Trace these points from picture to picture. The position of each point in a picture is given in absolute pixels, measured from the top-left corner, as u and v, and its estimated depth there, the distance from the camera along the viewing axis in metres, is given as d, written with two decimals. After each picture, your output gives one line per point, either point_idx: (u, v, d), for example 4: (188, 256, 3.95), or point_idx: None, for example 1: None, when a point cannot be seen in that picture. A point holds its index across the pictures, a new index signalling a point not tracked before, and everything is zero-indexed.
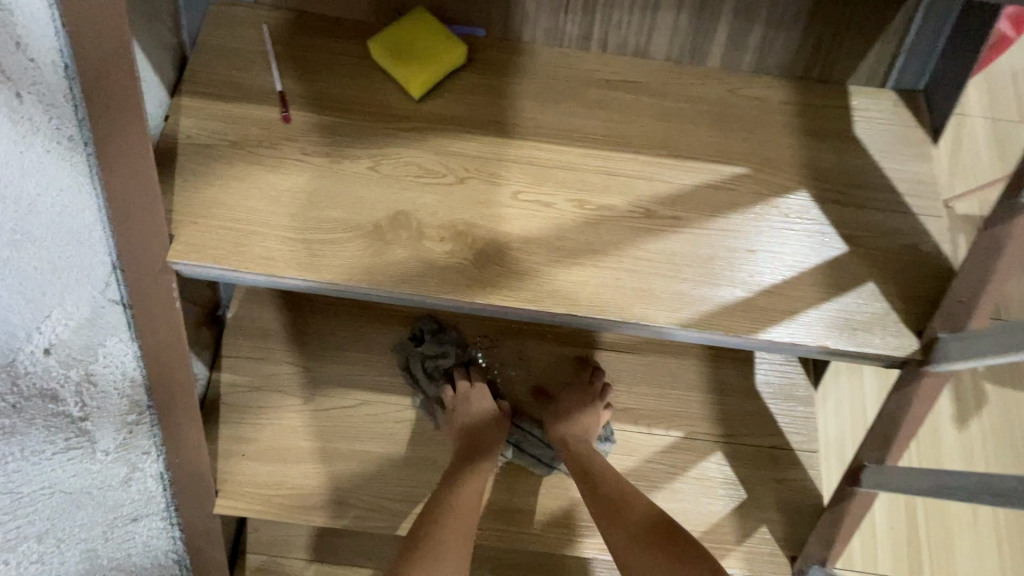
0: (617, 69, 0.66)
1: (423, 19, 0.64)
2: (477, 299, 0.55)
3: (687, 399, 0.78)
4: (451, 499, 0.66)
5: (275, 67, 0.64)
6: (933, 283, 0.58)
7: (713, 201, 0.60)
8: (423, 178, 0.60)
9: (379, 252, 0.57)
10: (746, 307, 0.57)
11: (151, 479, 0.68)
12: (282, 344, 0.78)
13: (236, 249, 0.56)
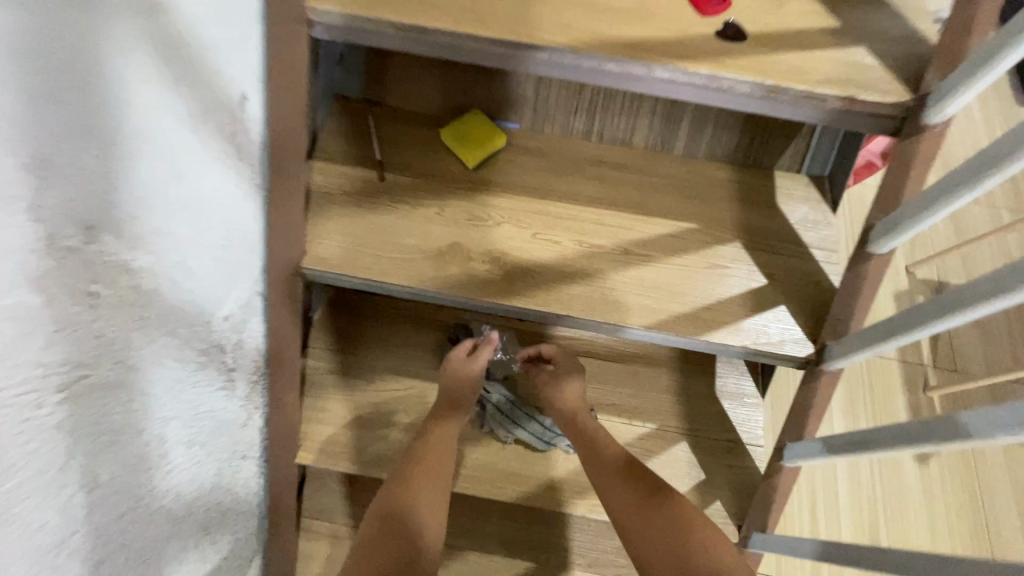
0: (610, 153, 0.95)
1: (478, 115, 0.94)
2: (506, 301, 0.81)
3: (661, 399, 1.01)
4: (421, 443, 0.87)
5: (376, 142, 0.94)
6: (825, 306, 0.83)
7: (672, 246, 0.86)
8: (472, 221, 0.88)
9: (441, 268, 0.84)
10: (692, 318, 0.81)
11: (257, 427, 0.92)
12: (354, 338, 1.05)
13: (346, 262, 0.84)
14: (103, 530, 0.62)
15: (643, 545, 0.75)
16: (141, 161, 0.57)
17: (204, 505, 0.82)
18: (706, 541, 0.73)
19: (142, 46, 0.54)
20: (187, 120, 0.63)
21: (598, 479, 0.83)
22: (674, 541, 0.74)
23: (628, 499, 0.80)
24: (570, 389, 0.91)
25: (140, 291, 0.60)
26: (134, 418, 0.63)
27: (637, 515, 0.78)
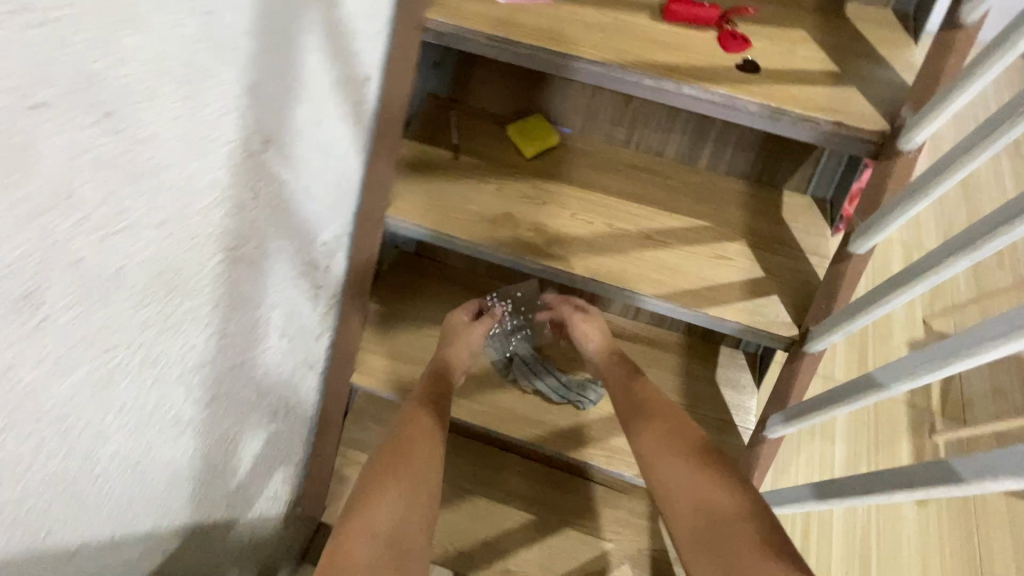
0: (645, 160, 1.14)
1: (539, 118, 1.15)
2: (543, 261, 0.99)
3: (665, 376, 1.15)
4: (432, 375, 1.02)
5: (455, 129, 1.15)
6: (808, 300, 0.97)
7: (687, 237, 1.03)
8: (523, 197, 1.07)
9: (493, 229, 1.03)
10: (696, 294, 0.96)
11: (325, 344, 1.12)
12: (412, 292, 1.28)
13: (419, 214, 1.04)
14: (218, 374, 0.81)
15: (661, 468, 0.86)
16: (300, 106, 0.80)
17: (278, 392, 1.01)
18: (716, 468, 0.84)
19: (319, 27, 0.78)
20: (331, 84, 0.86)
21: (624, 408, 0.98)
22: (684, 463, 0.85)
23: (649, 432, 0.92)
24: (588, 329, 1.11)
25: (280, 200, 0.82)
26: (254, 295, 0.83)
27: (655, 446, 0.89)
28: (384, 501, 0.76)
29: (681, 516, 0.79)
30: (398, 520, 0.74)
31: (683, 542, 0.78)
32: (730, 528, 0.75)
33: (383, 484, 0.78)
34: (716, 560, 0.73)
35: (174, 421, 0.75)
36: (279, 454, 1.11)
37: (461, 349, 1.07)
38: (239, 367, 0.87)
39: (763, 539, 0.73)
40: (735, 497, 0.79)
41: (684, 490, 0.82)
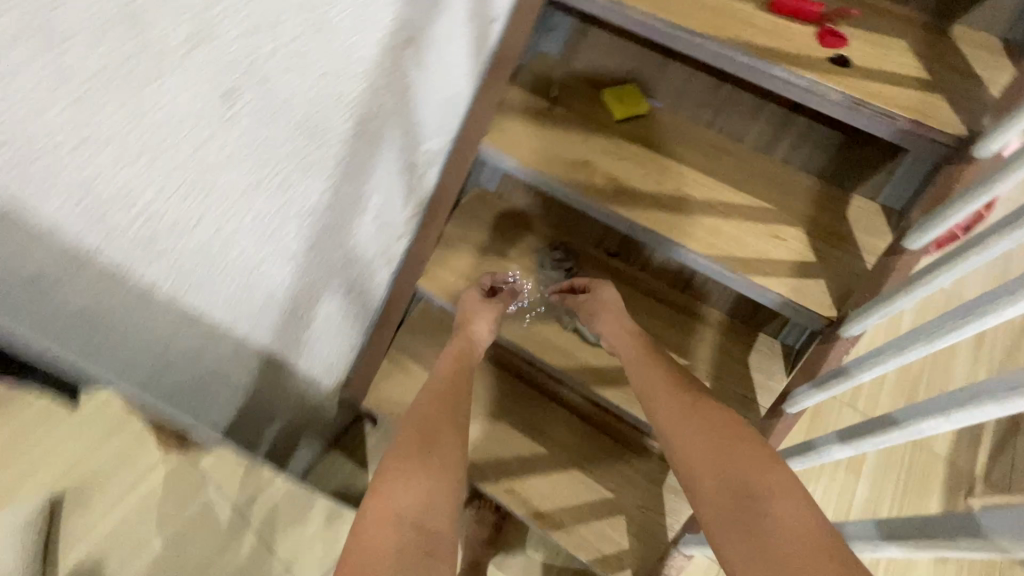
0: (725, 142, 1.21)
1: (635, 87, 1.26)
2: (611, 206, 1.10)
3: (699, 345, 1.22)
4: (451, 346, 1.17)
5: (557, 85, 1.28)
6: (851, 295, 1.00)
7: (748, 214, 1.10)
8: (605, 151, 1.18)
9: (572, 172, 1.14)
10: (745, 263, 1.03)
11: (402, 245, 1.27)
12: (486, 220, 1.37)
13: (511, 146, 1.17)
14: (321, 229, 0.97)
15: (691, 452, 0.88)
16: (439, 22, 0.95)
17: (356, 272, 1.17)
18: (749, 446, 0.86)
19: None
20: (467, 12, 1.01)
21: (648, 383, 1.01)
22: (716, 445, 0.87)
23: (678, 413, 0.94)
24: (602, 301, 1.17)
25: (403, 97, 0.97)
26: (363, 172, 0.99)
27: (686, 426, 0.92)
28: (408, 481, 0.86)
29: (709, 496, 0.83)
30: (423, 504, 0.84)
31: (711, 517, 0.81)
32: (760, 505, 0.78)
33: (406, 469, 0.88)
34: (744, 535, 0.76)
35: (285, 252, 0.91)
36: (345, 330, 1.28)
37: (480, 321, 1.18)
38: (336, 232, 1.03)
39: (794, 516, 0.75)
40: (767, 474, 0.81)
41: (713, 473, 0.84)
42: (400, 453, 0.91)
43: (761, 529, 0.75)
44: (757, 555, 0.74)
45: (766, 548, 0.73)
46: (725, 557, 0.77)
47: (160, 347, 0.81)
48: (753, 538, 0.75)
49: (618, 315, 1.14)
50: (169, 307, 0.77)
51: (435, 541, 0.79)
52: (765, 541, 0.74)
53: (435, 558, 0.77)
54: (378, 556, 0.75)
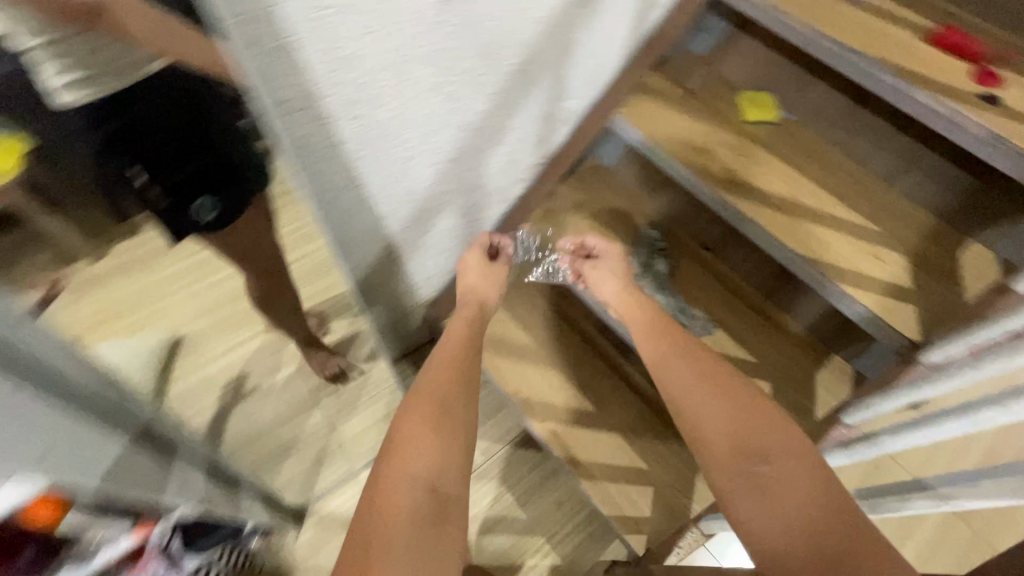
0: (846, 162, 1.24)
1: (770, 95, 1.32)
2: (718, 191, 1.17)
3: (767, 348, 1.26)
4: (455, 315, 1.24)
5: (695, 80, 1.37)
6: (937, 323, 1.00)
7: (851, 229, 1.13)
8: (724, 144, 1.25)
9: (688, 154, 1.23)
10: (835, 271, 1.07)
11: (518, 189, 1.41)
12: (596, 190, 1.49)
13: (638, 121, 1.28)
14: (464, 146, 1.13)
15: (709, 432, 0.89)
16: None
17: (476, 198, 1.32)
18: (770, 422, 0.88)
19: None
20: None
21: (659, 354, 1.00)
22: (736, 424, 0.88)
23: (694, 386, 0.94)
24: (603, 273, 1.20)
25: (563, 50, 1.11)
26: (512, 106, 1.14)
27: (703, 402, 0.92)
28: (418, 443, 0.96)
29: (728, 471, 0.85)
30: (438, 469, 0.94)
31: (731, 492, 0.84)
32: (784, 483, 0.81)
33: (415, 432, 0.97)
34: (768, 512, 0.80)
35: (435, 155, 1.09)
36: (448, 253, 1.44)
37: (484, 282, 1.30)
38: (474, 154, 1.18)
39: (816, 499, 0.79)
40: (790, 453, 0.84)
41: (734, 453, 0.86)
42: (412, 414, 1.00)
43: (782, 503, 0.80)
44: (781, 530, 0.78)
45: (786, 524, 0.78)
46: (743, 529, 0.82)
47: (330, 203, 0.99)
48: (774, 513, 0.80)
49: (620, 282, 1.18)
50: (348, 167, 0.95)
51: (449, 502, 0.91)
52: (787, 520, 0.78)
53: (446, 523, 0.88)
54: (395, 521, 0.86)
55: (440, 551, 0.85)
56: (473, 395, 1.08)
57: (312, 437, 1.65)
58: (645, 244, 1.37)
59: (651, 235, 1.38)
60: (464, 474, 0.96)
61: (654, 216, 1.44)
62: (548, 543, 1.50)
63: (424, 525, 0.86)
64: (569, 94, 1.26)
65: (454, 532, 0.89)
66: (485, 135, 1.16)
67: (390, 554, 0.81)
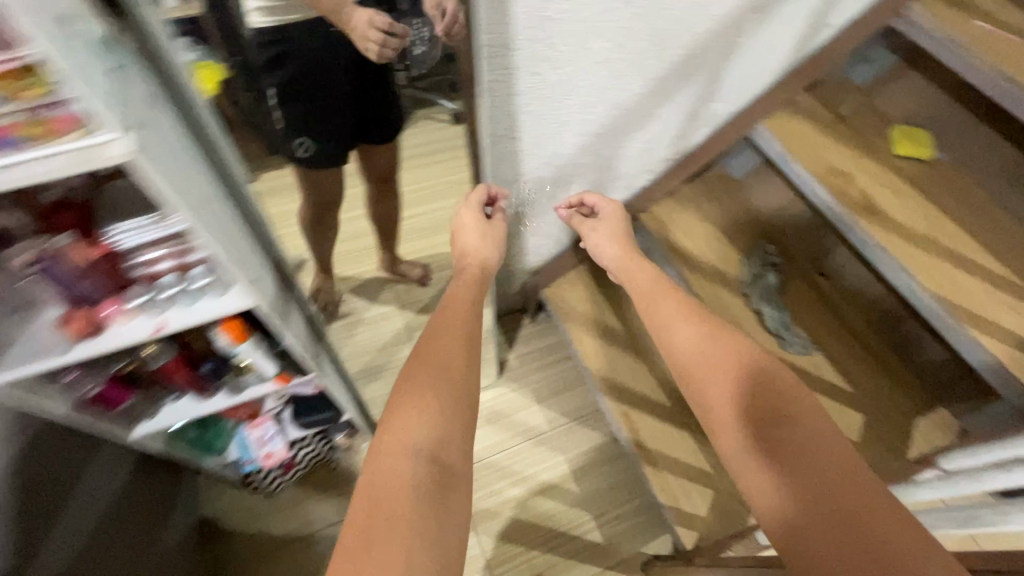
0: (1000, 212, 1.18)
1: (926, 134, 1.29)
2: (851, 214, 1.17)
3: (868, 381, 1.23)
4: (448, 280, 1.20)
5: (847, 107, 1.37)
6: None
7: (992, 278, 1.09)
8: (866, 171, 1.24)
9: (826, 174, 1.24)
10: (964, 315, 1.04)
11: (645, 181, 1.47)
12: (719, 197, 1.52)
13: (781, 135, 1.30)
14: (612, 125, 1.22)
15: (700, 383, 0.84)
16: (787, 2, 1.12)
17: (606, 180, 1.40)
18: (751, 362, 0.83)
19: None
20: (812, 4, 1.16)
21: (660, 319, 0.97)
22: (723, 371, 0.83)
23: (689, 337, 0.90)
24: (609, 232, 1.25)
25: (726, 51, 1.17)
26: (665, 96, 1.21)
27: (692, 354, 0.88)
28: (419, 409, 0.85)
29: (722, 421, 0.80)
30: (437, 440, 0.81)
31: (725, 442, 0.78)
32: (777, 421, 0.75)
33: (417, 392, 0.87)
34: (767, 454, 0.73)
35: (584, 125, 1.18)
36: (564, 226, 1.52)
37: (485, 244, 1.22)
38: (618, 135, 1.26)
39: (812, 434, 0.72)
40: (775, 389, 0.78)
41: (722, 402, 0.81)
42: (420, 374, 0.90)
43: (782, 440, 0.73)
44: (776, 469, 0.71)
45: (787, 467, 0.70)
46: (746, 482, 0.74)
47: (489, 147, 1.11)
48: (773, 455, 0.72)
49: (621, 245, 1.21)
50: (511, 116, 1.08)
51: (455, 477, 0.79)
52: (788, 464, 0.70)
53: (453, 490, 0.77)
54: (393, 482, 0.75)
55: (436, 519, 0.73)
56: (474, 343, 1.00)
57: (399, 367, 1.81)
58: (760, 256, 1.41)
59: (766, 248, 1.42)
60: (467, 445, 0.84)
61: (772, 233, 1.47)
62: (594, 521, 1.54)
63: (426, 496, 0.74)
64: (720, 97, 1.30)
65: (460, 508, 0.77)
66: (633, 118, 1.23)
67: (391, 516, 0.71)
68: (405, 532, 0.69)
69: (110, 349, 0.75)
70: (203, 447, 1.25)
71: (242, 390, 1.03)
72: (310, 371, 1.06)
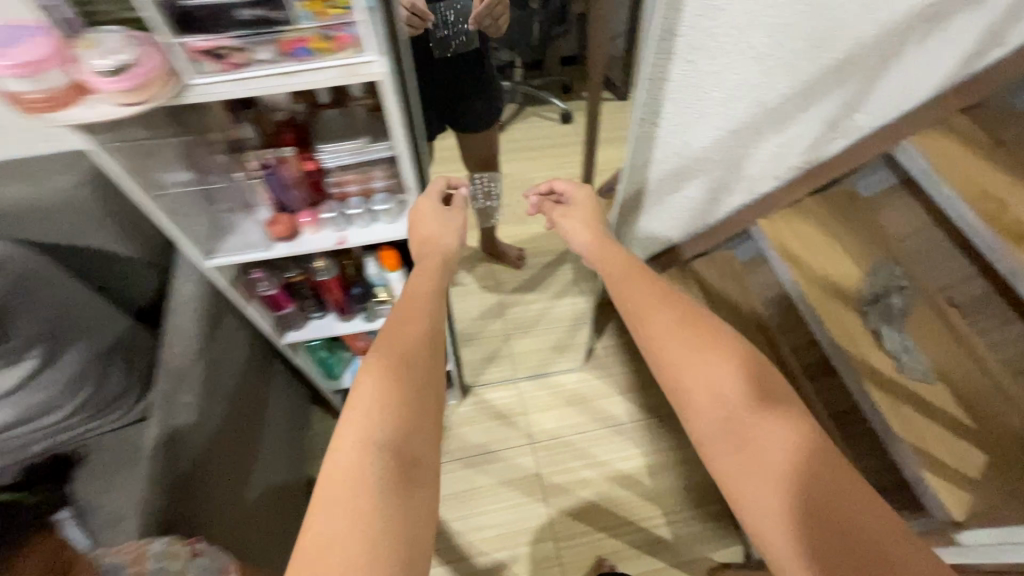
0: None
1: None
2: (1001, 239, 1.11)
3: (995, 419, 1.16)
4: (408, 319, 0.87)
5: (1007, 134, 1.30)
6: None
7: None
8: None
9: (977, 198, 1.18)
10: None
11: (769, 187, 1.46)
12: (846, 212, 1.49)
13: (931, 153, 1.26)
14: (751, 123, 1.23)
15: (703, 418, 0.65)
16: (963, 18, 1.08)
17: (729, 181, 1.41)
18: (752, 382, 0.65)
19: None
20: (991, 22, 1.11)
21: (655, 329, 0.74)
22: (726, 395, 0.65)
23: (683, 359, 0.70)
24: (580, 223, 1.03)
25: (886, 62, 1.15)
26: (810, 102, 1.21)
27: (693, 372, 0.68)
28: (382, 409, 0.64)
29: (736, 461, 0.61)
30: (401, 433, 0.63)
31: (744, 487, 0.60)
32: (802, 455, 0.59)
33: (379, 367, 0.68)
34: (799, 503, 0.56)
35: (722, 119, 1.21)
36: (679, 220, 1.55)
37: (446, 232, 0.87)
38: (753, 135, 1.27)
39: (840, 474, 0.57)
40: (797, 424, 0.61)
41: (733, 437, 0.63)
42: (378, 364, 0.68)
43: (813, 483, 0.57)
44: (815, 523, 0.55)
45: (827, 526, 0.54)
46: (777, 547, 0.56)
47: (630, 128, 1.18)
48: (808, 503, 0.56)
49: (594, 232, 1.01)
50: (654, 99, 1.14)
51: (417, 470, 0.62)
52: (828, 521, 0.54)
53: (417, 488, 0.61)
54: (349, 473, 0.59)
55: (418, 535, 0.58)
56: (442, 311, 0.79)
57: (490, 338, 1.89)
58: (886, 273, 1.36)
59: (895, 266, 1.36)
60: (433, 437, 0.67)
61: (901, 251, 1.40)
62: (664, 519, 1.54)
63: (391, 491, 0.58)
64: (868, 110, 1.27)
65: (424, 514, 0.60)
66: (772, 119, 1.24)
67: (365, 518, 0.55)
68: (362, 539, 0.54)
69: (304, 252, 0.87)
70: (322, 369, 1.37)
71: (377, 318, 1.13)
72: (437, 312, 1.15)
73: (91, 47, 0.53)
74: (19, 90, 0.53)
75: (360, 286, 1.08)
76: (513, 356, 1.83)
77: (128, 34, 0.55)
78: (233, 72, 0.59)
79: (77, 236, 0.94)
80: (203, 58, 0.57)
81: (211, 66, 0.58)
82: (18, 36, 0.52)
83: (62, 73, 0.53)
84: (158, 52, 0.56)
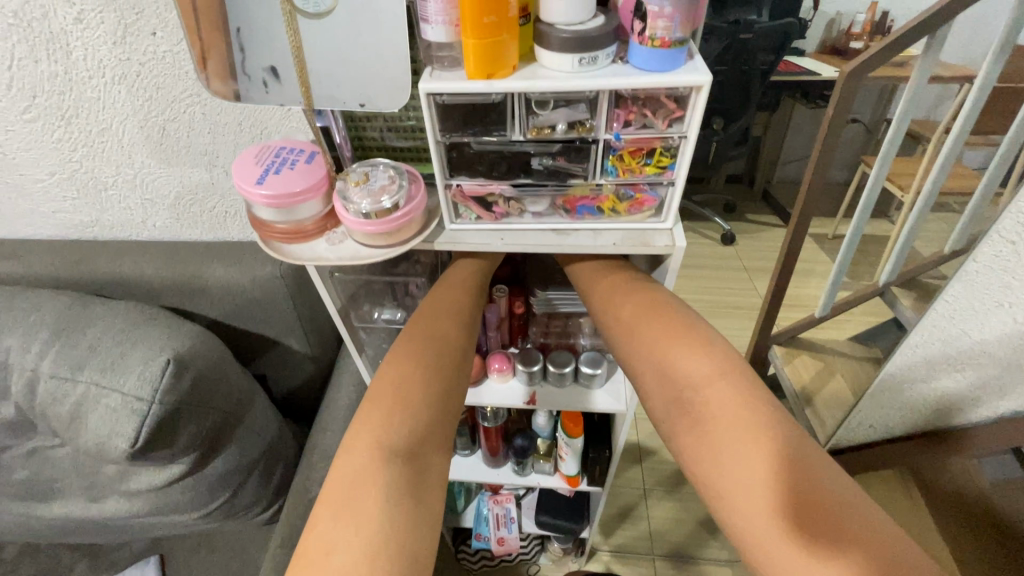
0: None
1: None
2: None
3: None
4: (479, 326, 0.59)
5: None
6: None
7: None
8: None
9: None
10: None
11: None
12: None
13: None
14: None
15: (654, 400, 0.51)
16: None
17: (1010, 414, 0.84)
18: (709, 356, 0.49)
19: None
20: None
21: (609, 307, 0.57)
22: (676, 369, 0.50)
23: (645, 355, 0.52)
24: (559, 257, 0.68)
25: None
26: None
27: (642, 347, 0.52)
28: (396, 404, 0.48)
29: (691, 447, 0.47)
30: (419, 438, 0.47)
31: (712, 475, 0.45)
32: (765, 431, 0.45)
33: (392, 360, 0.51)
34: (765, 489, 0.43)
35: None
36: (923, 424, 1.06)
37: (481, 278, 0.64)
38: None
39: (808, 448, 0.45)
40: (790, 432, 0.45)
41: (690, 421, 0.48)
42: (390, 364, 0.51)
43: (784, 461, 0.43)
44: (789, 505, 0.42)
45: (800, 506, 0.41)
46: (745, 539, 0.43)
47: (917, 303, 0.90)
48: (783, 486, 0.42)
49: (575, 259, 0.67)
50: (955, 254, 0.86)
51: (428, 482, 0.45)
52: (797, 502, 0.42)
53: (429, 493, 0.45)
54: (351, 491, 0.43)
55: (424, 548, 0.42)
56: (473, 299, 0.60)
57: (624, 489, 1.57)
58: None
59: None
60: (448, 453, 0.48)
61: None
62: None
63: (396, 499, 0.43)
64: None
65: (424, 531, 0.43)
66: None
67: (371, 549, 0.40)
68: (369, 550, 0.40)
69: (480, 402, 0.73)
70: (449, 501, 1.15)
71: (529, 473, 0.94)
72: (604, 487, 0.89)
73: (355, 183, 0.45)
74: (267, 221, 0.46)
75: (523, 436, 0.90)
76: (651, 519, 1.51)
77: (395, 170, 0.46)
78: (496, 221, 0.48)
79: (255, 319, 0.90)
80: (469, 203, 0.47)
81: (476, 212, 0.47)
82: (283, 161, 0.47)
83: (317, 205, 0.46)
84: (423, 191, 0.47)
